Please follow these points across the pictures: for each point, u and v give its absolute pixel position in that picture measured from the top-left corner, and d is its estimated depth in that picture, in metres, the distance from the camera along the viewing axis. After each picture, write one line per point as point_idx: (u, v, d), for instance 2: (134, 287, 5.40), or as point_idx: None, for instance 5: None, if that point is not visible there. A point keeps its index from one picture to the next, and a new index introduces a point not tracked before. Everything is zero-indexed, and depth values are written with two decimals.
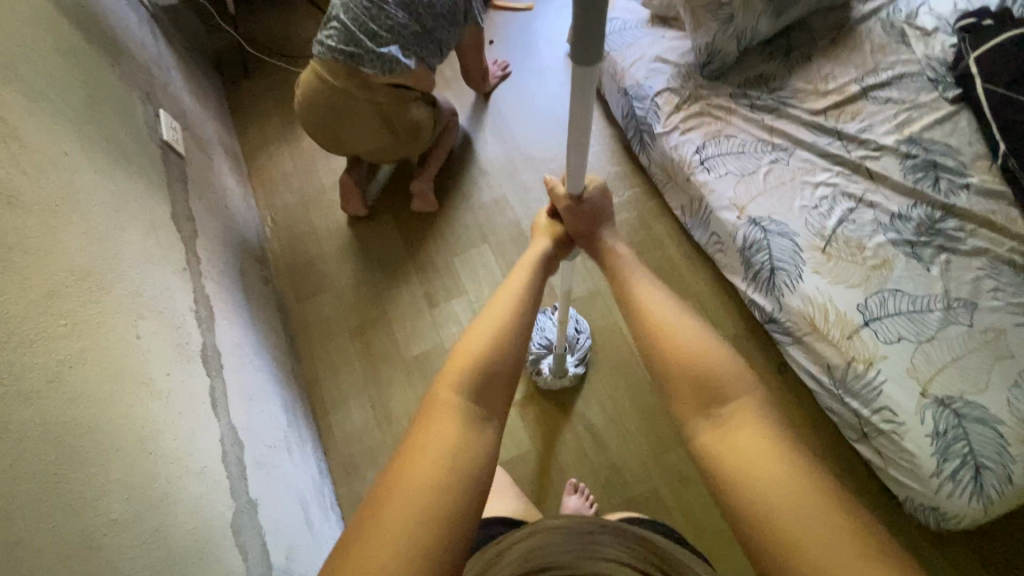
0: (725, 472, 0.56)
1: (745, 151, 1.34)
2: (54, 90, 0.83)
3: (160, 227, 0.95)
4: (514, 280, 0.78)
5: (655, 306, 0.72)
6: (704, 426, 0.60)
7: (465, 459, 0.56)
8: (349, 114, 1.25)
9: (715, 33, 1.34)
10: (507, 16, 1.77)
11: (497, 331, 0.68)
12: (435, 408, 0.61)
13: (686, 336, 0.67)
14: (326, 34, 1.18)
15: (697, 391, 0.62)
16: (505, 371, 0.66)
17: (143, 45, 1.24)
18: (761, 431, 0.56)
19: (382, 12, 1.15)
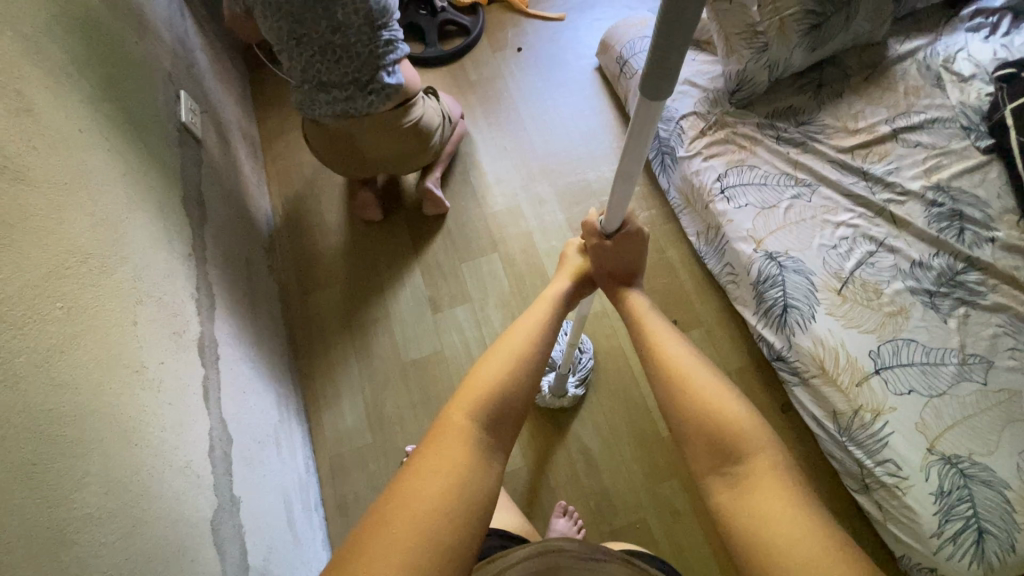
0: (741, 533, 0.55)
1: (767, 183, 1.31)
2: (75, 66, 0.82)
3: (168, 210, 0.94)
4: (535, 315, 0.79)
5: (674, 352, 0.72)
6: (719, 484, 0.60)
7: (469, 488, 0.56)
8: (352, 133, 1.26)
9: (747, 61, 1.32)
10: (538, 24, 1.76)
11: (513, 362, 0.69)
12: (445, 432, 0.61)
13: (707, 386, 0.66)
14: (315, 104, 1.21)
15: (712, 447, 0.62)
16: (516, 404, 0.66)
17: (171, 24, 1.23)
18: (780, 492, 0.56)
19: (345, 60, 1.12)
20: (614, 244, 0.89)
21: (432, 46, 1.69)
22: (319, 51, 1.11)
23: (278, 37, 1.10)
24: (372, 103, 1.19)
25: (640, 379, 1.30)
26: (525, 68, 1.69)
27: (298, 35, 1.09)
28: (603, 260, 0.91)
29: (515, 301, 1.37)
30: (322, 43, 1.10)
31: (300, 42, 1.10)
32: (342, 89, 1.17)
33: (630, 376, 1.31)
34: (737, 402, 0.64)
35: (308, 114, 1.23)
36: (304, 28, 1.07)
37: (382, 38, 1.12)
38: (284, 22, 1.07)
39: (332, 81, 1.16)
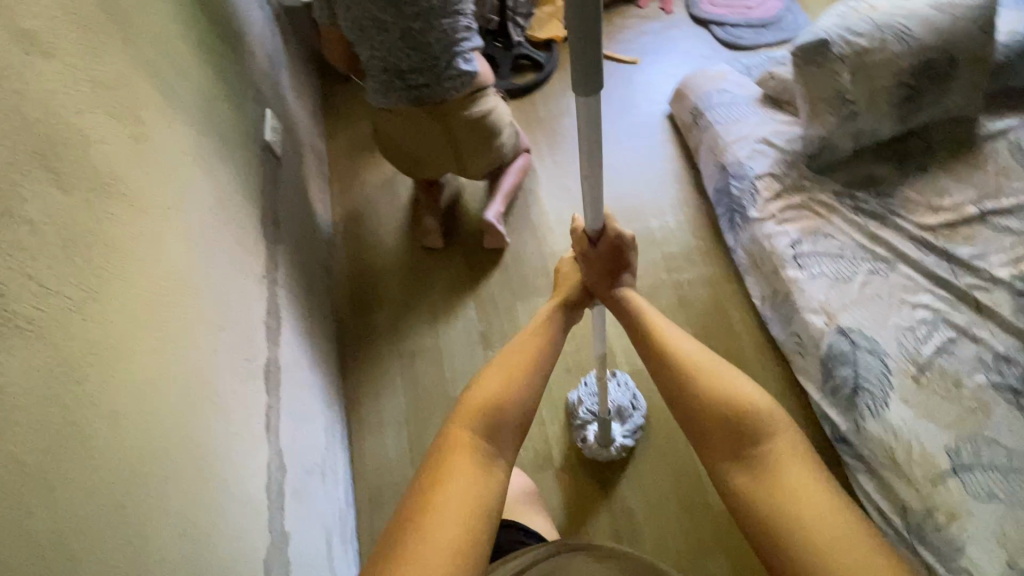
0: (764, 514, 0.59)
1: (843, 254, 1.26)
2: (185, 86, 0.83)
3: (250, 230, 0.94)
4: (533, 328, 0.82)
5: (685, 349, 0.76)
6: (736, 468, 0.64)
7: (483, 495, 0.60)
8: (424, 125, 1.19)
9: (832, 127, 1.28)
10: (611, 66, 1.76)
11: (512, 374, 0.72)
12: (451, 444, 0.65)
13: (701, 372, 0.72)
14: (389, 97, 1.15)
15: (727, 434, 0.66)
16: (519, 414, 0.70)
17: (262, 41, 1.25)
18: (771, 457, 0.63)
19: (423, 45, 1.08)
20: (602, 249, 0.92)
21: (504, 79, 1.70)
22: (399, 35, 1.07)
23: (359, 26, 1.07)
24: (446, 89, 1.13)
25: (691, 444, 1.25)
26: (595, 109, 1.68)
27: (379, 22, 1.06)
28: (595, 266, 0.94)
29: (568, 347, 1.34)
30: (403, 26, 1.06)
31: (381, 27, 1.07)
32: (418, 76, 1.12)
33: (681, 438, 1.26)
34: (748, 390, 0.68)
35: (379, 104, 1.16)
36: (387, 13, 1.05)
37: (459, 22, 1.09)
38: (367, 8, 1.05)
39: (409, 67, 1.10)
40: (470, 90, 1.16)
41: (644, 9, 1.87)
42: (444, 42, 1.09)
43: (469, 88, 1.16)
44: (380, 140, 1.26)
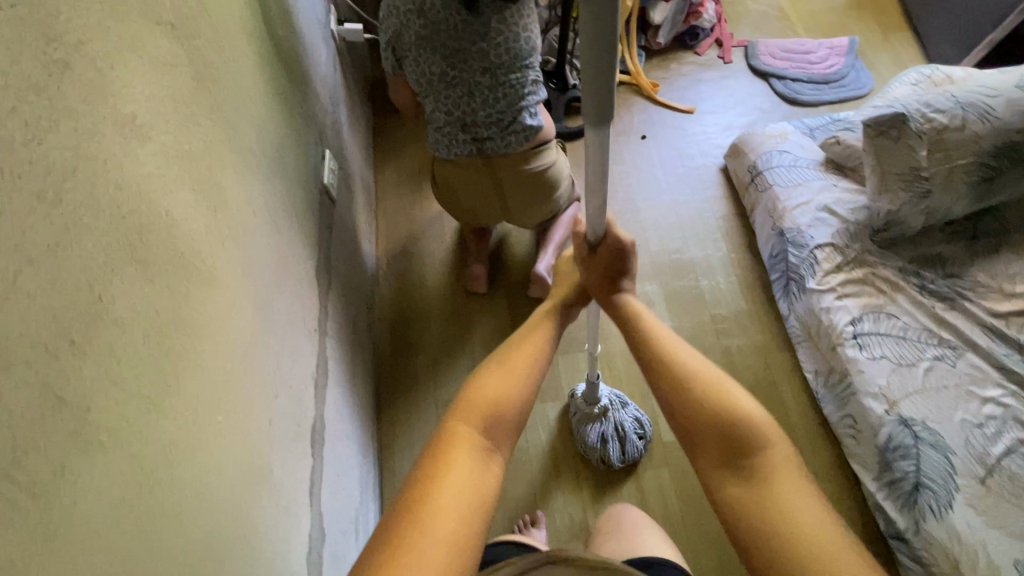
0: (755, 523, 0.61)
1: (906, 337, 1.21)
2: (259, 141, 0.81)
3: (306, 282, 0.93)
4: (534, 332, 0.82)
5: (683, 354, 0.76)
6: (726, 475, 0.66)
7: (481, 490, 0.62)
8: (482, 177, 1.14)
9: (902, 203, 1.23)
10: (666, 114, 1.73)
11: (511, 377, 0.74)
12: (449, 439, 0.66)
13: (698, 379, 0.72)
14: (450, 149, 1.10)
15: (722, 443, 0.67)
16: (517, 414, 0.72)
17: (325, 79, 1.25)
18: (767, 470, 0.63)
19: (490, 99, 1.03)
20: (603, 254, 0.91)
21: (557, 122, 1.68)
22: (467, 90, 1.02)
23: (426, 79, 1.03)
24: (509, 143, 1.08)
25: None
26: (648, 158, 1.66)
27: (446, 76, 1.01)
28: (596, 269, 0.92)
29: None
30: (471, 80, 1.01)
31: (448, 81, 1.02)
32: (482, 129, 1.07)
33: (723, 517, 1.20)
34: (744, 399, 0.68)
35: (441, 154, 1.12)
36: (456, 68, 1.00)
37: (527, 76, 1.04)
38: (436, 63, 1.00)
39: (475, 121, 1.06)
40: (534, 144, 1.10)
41: (702, 57, 1.84)
42: (512, 96, 1.03)
43: (533, 142, 1.09)
44: (435, 186, 1.22)
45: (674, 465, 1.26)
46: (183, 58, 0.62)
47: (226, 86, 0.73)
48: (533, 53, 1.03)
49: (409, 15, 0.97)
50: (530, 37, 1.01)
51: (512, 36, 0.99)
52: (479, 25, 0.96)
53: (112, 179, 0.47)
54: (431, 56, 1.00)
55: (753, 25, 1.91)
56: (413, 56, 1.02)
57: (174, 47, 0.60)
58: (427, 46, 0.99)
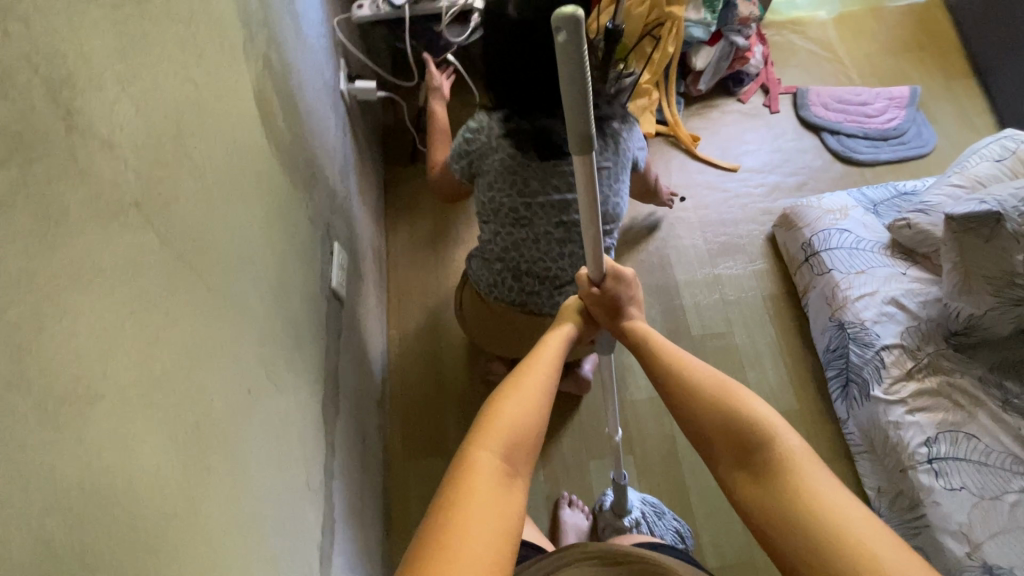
0: (796, 526, 0.50)
1: (988, 463, 1.06)
2: (254, 289, 0.66)
3: (312, 429, 0.79)
4: (541, 352, 0.69)
5: (692, 364, 0.66)
6: (749, 480, 0.56)
7: (501, 526, 0.50)
8: (507, 320, 1.12)
9: (988, 308, 1.08)
10: (706, 171, 1.57)
11: (526, 399, 0.60)
12: (465, 469, 0.53)
13: (711, 388, 0.62)
14: (492, 285, 1.08)
15: (736, 445, 0.58)
16: (541, 435, 0.59)
17: (334, 153, 1.08)
18: (800, 471, 0.53)
19: (557, 253, 0.98)
20: (611, 285, 0.75)
21: None
22: (535, 236, 0.97)
23: (494, 211, 0.96)
24: (556, 302, 1.06)
25: None
26: (687, 223, 1.50)
27: (519, 218, 0.95)
28: (598, 300, 0.76)
29: None
30: (543, 229, 0.96)
31: (519, 223, 0.96)
32: (534, 282, 1.05)
33: None
34: (748, 394, 0.61)
35: (482, 287, 1.10)
36: (531, 212, 0.94)
37: None
38: (512, 200, 0.94)
39: (528, 272, 1.03)
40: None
41: (746, 104, 1.67)
42: (578, 257, 0.99)
43: None
44: (461, 314, 1.19)
45: None
46: (154, 243, 0.47)
47: (217, 240, 0.58)
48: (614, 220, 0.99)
49: (500, 144, 0.90)
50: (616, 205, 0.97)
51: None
52: (568, 182, 0.91)
53: (17, 514, 0.32)
54: (508, 191, 0.93)
55: (802, 67, 1.74)
56: (490, 181, 0.94)
57: (140, 235, 0.45)
58: (508, 181, 0.92)
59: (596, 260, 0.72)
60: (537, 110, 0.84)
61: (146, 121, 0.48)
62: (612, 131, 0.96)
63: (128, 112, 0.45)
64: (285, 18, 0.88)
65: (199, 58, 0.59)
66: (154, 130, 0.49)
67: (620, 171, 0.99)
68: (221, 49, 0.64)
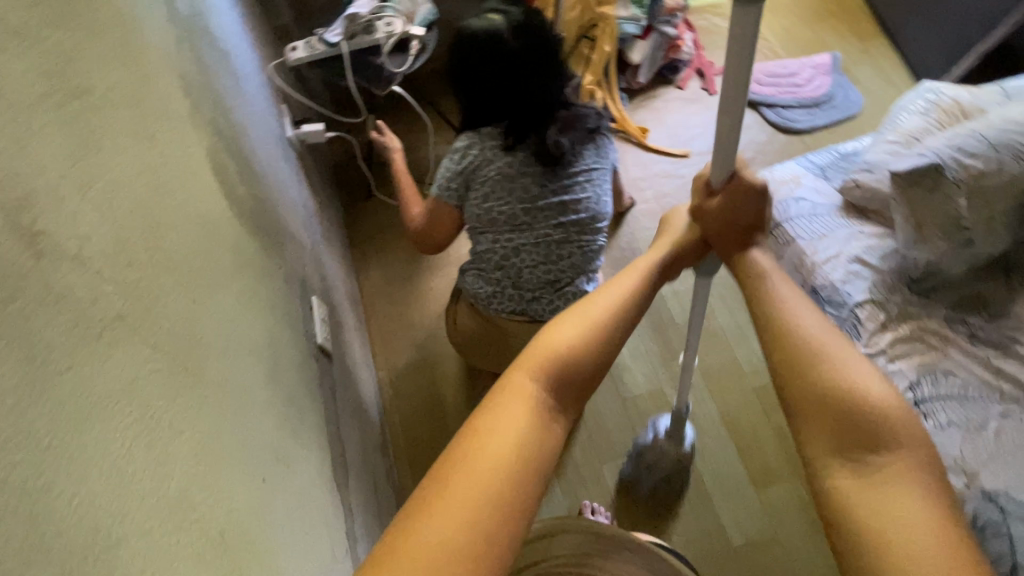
0: (863, 529, 0.47)
1: (969, 396, 1.13)
2: (249, 370, 0.62)
3: (328, 499, 0.75)
4: (622, 277, 0.65)
5: (808, 321, 0.59)
6: (844, 471, 0.50)
7: (531, 458, 0.49)
8: (503, 330, 1.11)
9: (942, 253, 1.16)
10: (660, 161, 1.61)
11: (589, 322, 0.59)
12: (508, 402, 0.53)
13: (838, 356, 0.55)
14: (491, 297, 1.07)
15: (838, 426, 0.52)
16: (594, 367, 0.57)
17: (294, 205, 1.04)
18: (915, 489, 0.47)
19: (558, 255, 1.01)
20: (743, 203, 0.72)
21: None
22: (535, 239, 0.99)
23: (493, 221, 0.99)
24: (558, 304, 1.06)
25: None
26: (653, 213, 1.53)
27: (518, 223, 0.98)
28: (719, 215, 0.73)
29: (669, 519, 1.17)
30: (544, 231, 0.99)
31: (517, 228, 0.99)
32: (536, 289, 1.05)
33: None
34: (868, 383, 0.53)
35: (482, 303, 1.09)
36: (530, 214, 0.97)
37: (595, 242, 1.03)
38: (510, 206, 0.97)
39: (528, 277, 1.03)
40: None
41: (685, 90, 1.72)
42: (578, 257, 1.02)
43: None
44: (450, 331, 1.16)
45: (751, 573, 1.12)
46: (146, 352, 0.44)
47: (204, 329, 0.54)
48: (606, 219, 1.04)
49: (495, 153, 0.95)
50: (606, 203, 1.03)
51: (593, 196, 1.00)
52: (565, 181, 0.97)
53: None
54: (507, 198, 0.97)
55: None
56: (484, 192, 0.98)
57: (130, 347, 0.42)
58: (506, 187, 0.96)
59: (722, 163, 0.70)
60: (529, 117, 0.93)
61: (110, 224, 0.44)
62: (595, 136, 1.01)
63: (91, 219, 0.42)
64: (223, 76, 0.84)
65: (151, 141, 0.55)
66: (121, 232, 0.45)
67: (605, 173, 1.02)
68: (169, 125, 0.60)
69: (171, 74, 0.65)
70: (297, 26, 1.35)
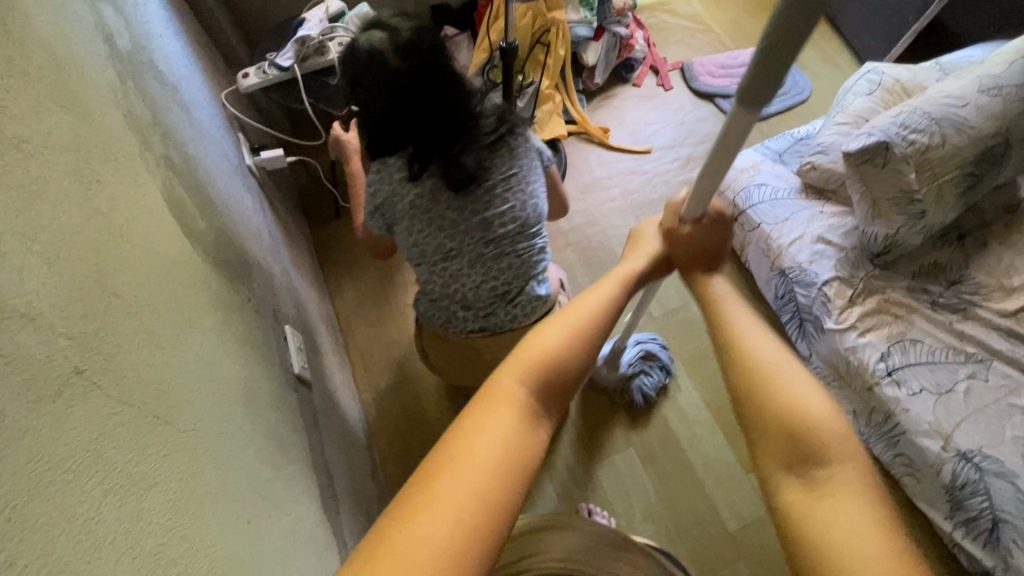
0: (810, 542, 0.48)
1: (937, 361, 1.17)
2: (223, 408, 0.60)
3: (318, 533, 0.73)
4: (595, 292, 0.63)
5: (762, 341, 0.59)
6: (798, 492, 0.51)
7: (518, 459, 0.48)
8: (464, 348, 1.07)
9: (898, 227, 1.20)
10: (623, 159, 1.63)
11: (578, 326, 0.58)
12: (496, 403, 0.51)
13: (791, 379, 0.56)
14: (442, 316, 1.01)
15: (789, 444, 0.53)
16: (579, 373, 0.57)
17: (259, 234, 1.01)
18: (864, 508, 0.48)
19: (497, 271, 0.92)
20: (702, 230, 0.71)
21: None
22: (469, 262, 0.90)
23: (422, 253, 0.90)
24: (514, 315, 0.98)
25: None
26: (621, 210, 1.55)
27: (447, 251, 0.88)
28: (687, 242, 0.71)
29: (666, 512, 1.17)
30: (475, 252, 0.89)
31: (449, 256, 0.89)
32: (485, 305, 0.97)
33: None
34: (813, 403, 0.54)
35: (434, 321, 1.04)
36: (456, 240, 0.87)
37: (536, 248, 0.93)
38: (434, 238, 0.87)
39: (473, 296, 0.95)
40: (541, 315, 1.01)
41: (642, 87, 1.75)
42: (520, 268, 0.93)
43: (539, 311, 1.00)
44: (426, 357, 1.17)
45: (749, 557, 1.13)
46: (111, 405, 0.42)
47: (171, 372, 0.52)
48: (542, 219, 0.92)
49: (403, 185, 0.83)
50: (538, 202, 0.90)
51: (520, 204, 0.87)
52: (483, 197, 0.84)
53: None
54: (427, 230, 0.86)
55: (681, 43, 1.85)
56: (405, 225, 0.87)
57: (93, 401, 0.40)
58: (424, 219, 0.85)
59: (697, 199, 0.68)
60: (432, 137, 0.77)
61: (61, 275, 0.42)
62: (515, 134, 0.86)
63: (38, 272, 0.40)
64: (172, 109, 0.82)
65: (99, 184, 0.53)
66: (74, 281, 0.43)
67: (533, 169, 0.88)
68: (117, 166, 0.58)
69: (116, 112, 0.63)
70: (247, 52, 1.32)
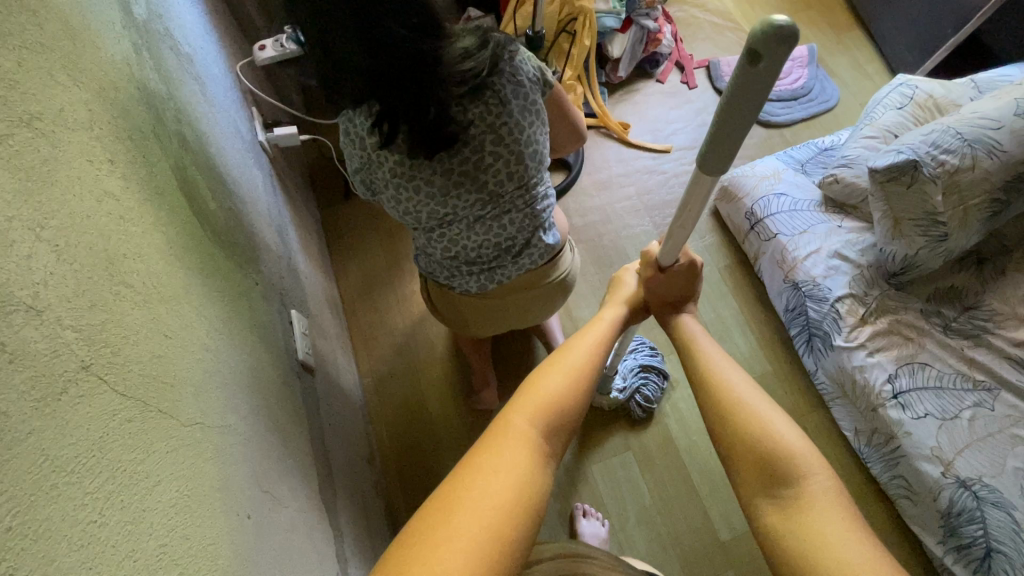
0: (793, 561, 0.49)
1: (944, 387, 1.16)
2: (227, 398, 0.59)
3: (316, 525, 0.72)
4: (584, 336, 0.65)
5: (729, 375, 0.61)
6: (771, 509, 0.52)
7: (530, 497, 0.48)
8: (468, 305, 1.06)
9: (919, 248, 1.18)
10: (641, 157, 1.60)
11: (576, 371, 0.59)
12: (505, 438, 0.52)
13: (755, 402, 0.58)
14: (446, 276, 1.01)
15: (762, 467, 0.54)
16: (582, 412, 0.58)
17: (269, 214, 0.99)
18: (838, 519, 0.49)
19: (499, 228, 0.89)
20: (676, 274, 0.75)
21: None
22: (466, 224, 0.88)
23: (416, 221, 0.87)
24: (522, 264, 0.97)
25: None
26: (636, 210, 1.52)
27: (441, 217, 0.86)
28: (664, 290, 0.76)
29: (659, 517, 1.18)
30: (472, 214, 0.86)
31: (446, 221, 0.87)
32: (491, 262, 0.96)
33: None
34: (782, 424, 0.56)
35: (440, 279, 1.02)
36: (449, 206, 0.84)
37: (534, 195, 0.89)
38: (427, 206, 0.84)
39: (478, 256, 0.94)
40: (548, 258, 1.00)
41: (665, 83, 1.71)
42: (522, 221, 0.90)
43: (547, 256, 0.99)
44: (434, 308, 1.13)
45: (738, 567, 1.14)
46: (119, 402, 0.41)
47: (179, 367, 0.51)
48: (539, 166, 0.86)
49: (379, 152, 0.78)
50: (535, 150, 0.83)
51: (513, 155, 0.80)
52: (470, 156, 0.78)
53: None
54: (417, 199, 0.82)
55: (710, 39, 1.79)
56: (391, 193, 0.84)
57: (98, 397, 0.39)
58: (411, 188, 0.81)
59: (670, 249, 0.72)
60: (395, 97, 0.67)
61: (70, 265, 0.41)
62: (497, 71, 0.74)
63: (47, 260, 0.38)
64: (186, 82, 0.79)
65: (110, 163, 0.51)
66: (82, 273, 0.42)
67: (527, 111, 0.78)
68: (128, 145, 0.56)
69: (131, 85, 0.61)
70: (265, 21, 1.29)
